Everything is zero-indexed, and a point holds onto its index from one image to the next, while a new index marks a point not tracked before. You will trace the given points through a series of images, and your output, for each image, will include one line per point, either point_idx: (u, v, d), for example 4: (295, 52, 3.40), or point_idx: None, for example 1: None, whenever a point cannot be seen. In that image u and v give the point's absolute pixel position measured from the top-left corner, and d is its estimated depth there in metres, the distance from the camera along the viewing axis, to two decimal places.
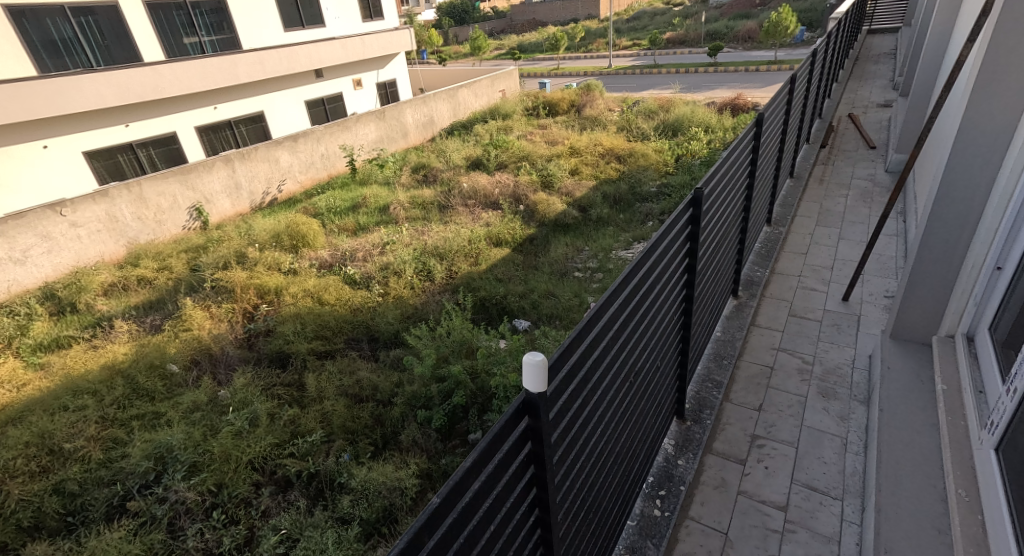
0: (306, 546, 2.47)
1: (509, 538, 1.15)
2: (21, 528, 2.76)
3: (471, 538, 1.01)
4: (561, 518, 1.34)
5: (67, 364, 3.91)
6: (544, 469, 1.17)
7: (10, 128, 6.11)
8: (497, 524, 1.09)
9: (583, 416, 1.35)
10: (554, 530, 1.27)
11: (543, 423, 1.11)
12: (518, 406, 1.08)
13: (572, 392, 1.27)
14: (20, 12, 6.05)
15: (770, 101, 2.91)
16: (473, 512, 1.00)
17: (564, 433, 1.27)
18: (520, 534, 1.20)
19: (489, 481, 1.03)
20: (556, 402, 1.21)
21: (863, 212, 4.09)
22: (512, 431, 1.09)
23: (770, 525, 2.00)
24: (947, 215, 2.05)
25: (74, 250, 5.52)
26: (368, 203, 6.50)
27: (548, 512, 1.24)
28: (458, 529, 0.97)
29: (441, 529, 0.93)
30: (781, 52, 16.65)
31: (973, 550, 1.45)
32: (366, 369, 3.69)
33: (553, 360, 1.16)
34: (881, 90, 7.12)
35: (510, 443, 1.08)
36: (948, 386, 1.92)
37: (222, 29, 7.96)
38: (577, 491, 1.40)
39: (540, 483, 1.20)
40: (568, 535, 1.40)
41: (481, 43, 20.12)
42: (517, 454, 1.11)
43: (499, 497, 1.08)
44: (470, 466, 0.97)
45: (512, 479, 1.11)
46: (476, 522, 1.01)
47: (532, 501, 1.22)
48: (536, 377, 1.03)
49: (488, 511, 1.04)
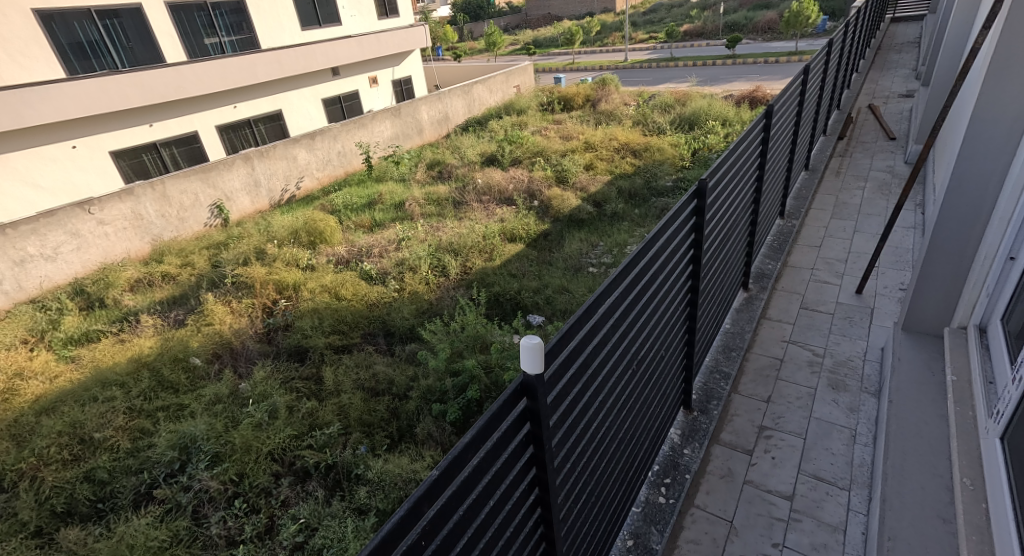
0: (325, 536, 2.58)
1: (510, 515, 1.20)
2: (55, 512, 2.92)
3: (471, 511, 1.06)
4: (561, 501, 1.38)
5: (96, 356, 4.08)
6: (542, 449, 1.21)
7: (41, 131, 6.30)
8: (496, 499, 1.14)
9: (583, 400, 1.39)
10: (553, 510, 1.31)
11: (540, 405, 1.15)
12: (517, 388, 1.12)
13: (571, 378, 1.31)
14: (49, 16, 6.24)
15: (782, 92, 2.89)
16: (472, 486, 1.05)
17: (563, 417, 1.31)
18: (520, 511, 1.25)
19: (489, 457, 1.08)
20: (554, 385, 1.25)
21: (881, 205, 4.04)
22: (510, 411, 1.13)
23: (775, 514, 2.03)
24: (958, 206, 2.04)
25: (101, 247, 5.70)
26: (383, 200, 6.60)
27: (547, 492, 1.28)
28: (457, 502, 1.02)
29: (441, 500, 0.98)
30: (801, 42, 16.37)
31: (977, 539, 1.47)
32: (382, 363, 3.78)
33: (552, 344, 1.20)
34: (902, 81, 6.97)
35: (508, 422, 1.12)
36: (957, 377, 1.92)
37: (241, 29, 8.13)
38: (577, 473, 1.44)
39: (539, 463, 1.25)
40: (568, 517, 1.44)
41: (495, 39, 19.99)
42: (515, 434, 1.16)
43: (498, 474, 1.12)
44: (469, 441, 1.01)
45: (511, 458, 1.15)
46: (476, 495, 1.06)
47: (532, 481, 1.27)
48: (534, 360, 1.06)
49: (487, 486, 1.09)
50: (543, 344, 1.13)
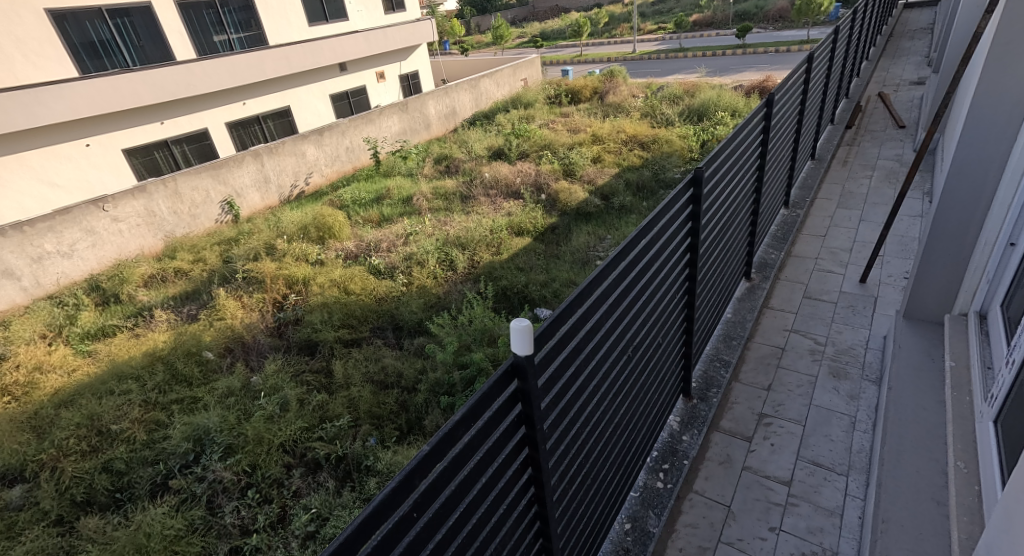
0: (335, 524, 2.65)
1: (502, 493, 1.24)
2: (75, 502, 3.01)
3: (462, 488, 1.09)
4: (555, 481, 1.42)
5: (113, 350, 4.18)
6: (534, 430, 1.25)
7: (57, 129, 6.42)
8: (489, 476, 1.17)
9: (576, 384, 1.41)
10: (547, 490, 1.35)
11: (531, 386, 1.18)
12: (508, 368, 1.15)
13: (563, 361, 1.34)
14: (62, 15, 6.33)
15: (785, 79, 2.88)
16: (464, 462, 1.08)
17: (556, 400, 1.34)
18: (513, 490, 1.28)
19: (480, 434, 1.11)
20: (546, 368, 1.28)
21: (888, 194, 4.02)
22: (501, 392, 1.16)
23: (773, 498, 2.05)
24: (959, 191, 2.04)
25: (116, 244, 5.80)
26: (392, 195, 6.64)
27: (539, 472, 1.32)
28: (447, 477, 1.05)
29: (432, 474, 1.01)
30: (813, 31, 16.15)
31: (967, 519, 1.49)
32: (390, 356, 3.84)
33: (542, 328, 1.23)
34: (914, 69, 6.87)
35: (499, 403, 1.16)
36: (956, 362, 1.93)
37: (250, 26, 8.19)
38: (572, 454, 1.47)
39: (531, 444, 1.28)
40: (562, 498, 1.48)
41: (503, 32, 19.91)
42: (507, 414, 1.19)
43: (489, 453, 1.16)
44: (459, 419, 1.05)
45: (503, 437, 1.19)
46: (468, 472, 1.10)
47: (525, 461, 1.30)
48: (523, 341, 1.09)
49: (480, 462, 1.13)
50: (533, 328, 1.16)
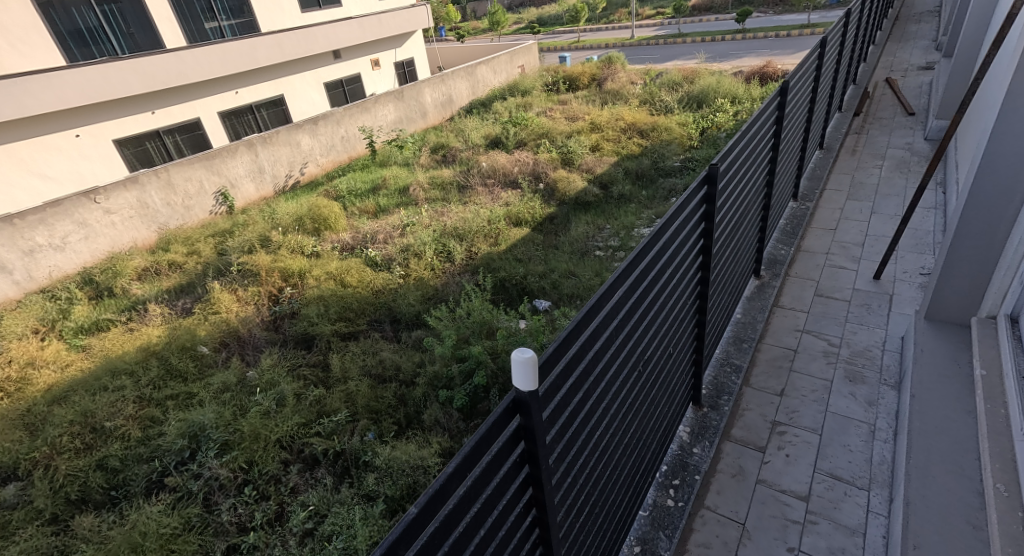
0: (334, 521, 2.61)
1: (504, 540, 1.18)
2: (70, 500, 2.96)
3: (460, 542, 1.03)
4: (561, 517, 1.37)
5: (106, 345, 4.10)
6: (538, 469, 1.19)
7: (45, 119, 6.29)
8: (489, 526, 1.11)
9: (583, 411, 1.36)
10: (552, 530, 1.30)
11: (534, 422, 1.12)
12: (509, 404, 1.09)
13: (570, 389, 1.28)
14: (48, 2, 6.17)
15: (799, 68, 2.80)
16: (460, 517, 1.02)
17: (561, 432, 1.29)
18: (516, 534, 1.22)
19: (478, 483, 1.05)
20: (551, 400, 1.22)
21: (899, 184, 3.95)
22: (501, 431, 1.10)
23: (790, 516, 2.01)
24: (988, 190, 1.97)
25: (109, 237, 5.72)
26: (388, 185, 6.54)
27: (544, 512, 1.27)
28: (443, 535, 0.98)
29: (425, 536, 0.94)
30: (813, 15, 15.96)
31: (1012, 549, 1.43)
32: (388, 350, 3.77)
33: (547, 355, 1.16)
34: (920, 53, 6.76)
35: (499, 444, 1.09)
36: (987, 371, 1.88)
37: (242, 12, 8.02)
38: (578, 487, 1.43)
39: (536, 483, 1.23)
40: (569, 533, 1.42)
41: (498, 18, 19.64)
42: (509, 453, 1.13)
43: (488, 501, 1.09)
44: (454, 470, 0.98)
45: (504, 480, 1.13)
46: (465, 526, 1.03)
47: (528, 501, 1.25)
48: (526, 374, 1.03)
49: (478, 513, 1.06)
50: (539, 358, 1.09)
